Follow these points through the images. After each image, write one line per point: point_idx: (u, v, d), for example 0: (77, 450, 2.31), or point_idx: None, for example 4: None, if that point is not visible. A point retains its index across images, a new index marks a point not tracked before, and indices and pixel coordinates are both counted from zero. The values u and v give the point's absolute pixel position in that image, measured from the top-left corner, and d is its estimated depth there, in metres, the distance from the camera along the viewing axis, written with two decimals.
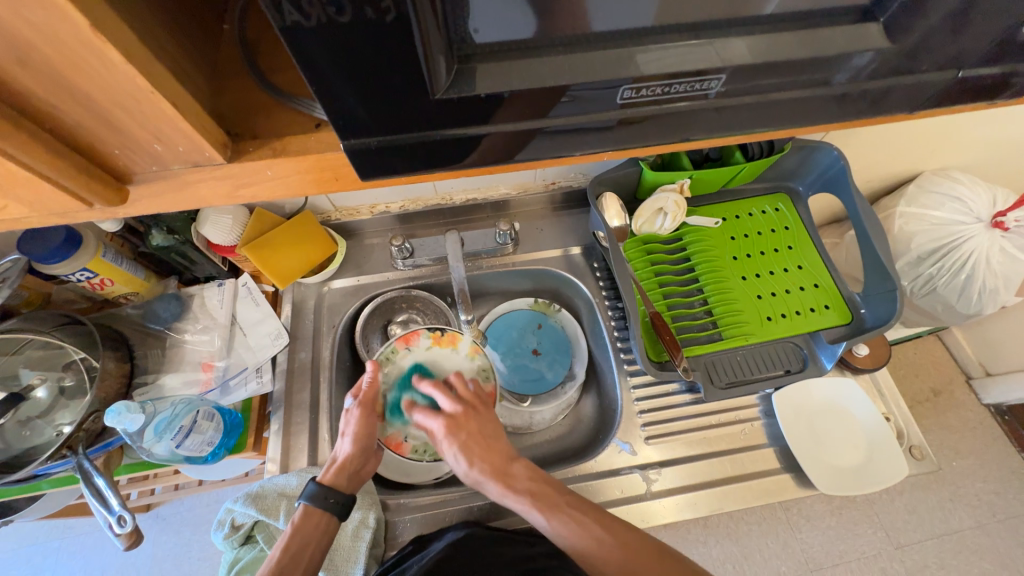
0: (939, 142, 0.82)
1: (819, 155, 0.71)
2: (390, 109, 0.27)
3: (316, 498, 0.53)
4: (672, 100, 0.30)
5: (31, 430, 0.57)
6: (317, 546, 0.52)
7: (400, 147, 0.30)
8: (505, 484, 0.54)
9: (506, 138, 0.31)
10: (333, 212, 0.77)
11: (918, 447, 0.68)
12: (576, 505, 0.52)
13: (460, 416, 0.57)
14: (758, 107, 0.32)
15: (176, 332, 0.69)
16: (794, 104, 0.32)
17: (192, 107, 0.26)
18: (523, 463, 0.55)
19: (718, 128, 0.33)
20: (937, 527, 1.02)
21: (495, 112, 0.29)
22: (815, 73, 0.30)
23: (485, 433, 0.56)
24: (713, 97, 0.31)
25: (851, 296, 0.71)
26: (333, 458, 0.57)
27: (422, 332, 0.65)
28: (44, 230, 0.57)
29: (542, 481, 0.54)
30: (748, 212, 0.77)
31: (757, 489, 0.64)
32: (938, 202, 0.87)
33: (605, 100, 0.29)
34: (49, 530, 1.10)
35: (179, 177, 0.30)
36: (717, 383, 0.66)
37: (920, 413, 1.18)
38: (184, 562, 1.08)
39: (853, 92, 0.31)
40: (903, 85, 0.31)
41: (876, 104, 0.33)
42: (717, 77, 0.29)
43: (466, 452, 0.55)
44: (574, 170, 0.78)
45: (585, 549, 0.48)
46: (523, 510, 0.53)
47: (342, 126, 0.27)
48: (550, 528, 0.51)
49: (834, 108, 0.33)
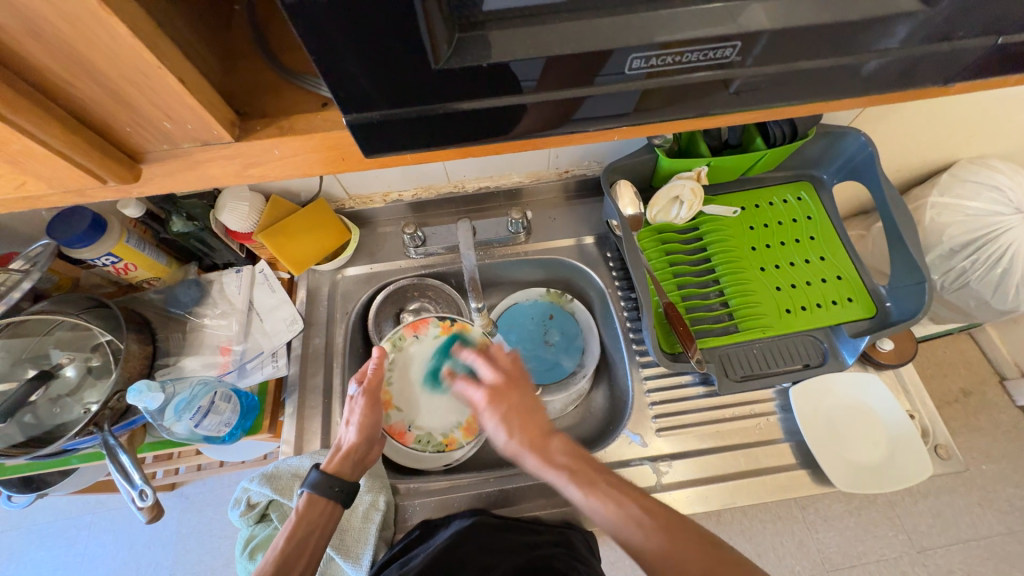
0: (977, 127, 0.77)
1: (845, 142, 0.68)
2: (395, 81, 0.27)
3: (321, 486, 0.54)
4: (684, 71, 0.29)
5: (61, 407, 0.60)
6: (322, 532, 0.53)
7: (405, 122, 0.29)
8: (544, 457, 0.51)
9: (514, 114, 0.30)
10: (347, 200, 0.78)
11: (944, 447, 0.65)
12: (616, 486, 0.48)
13: (502, 385, 0.56)
14: (775, 78, 0.31)
15: (195, 316, 0.71)
16: (813, 76, 0.31)
17: (199, 83, 0.27)
18: (562, 437, 0.52)
19: (733, 103, 0.32)
20: (962, 532, 0.98)
21: (500, 85, 0.28)
22: (836, 42, 0.29)
23: (527, 405, 0.54)
24: (728, 68, 0.29)
25: (876, 289, 0.68)
26: (338, 445, 0.58)
27: (430, 321, 0.71)
28: (71, 215, 0.59)
29: (582, 459, 0.50)
30: (768, 202, 0.74)
31: (771, 484, 0.63)
32: (974, 192, 0.83)
33: (612, 71, 0.28)
34: (82, 505, 1.16)
35: (190, 156, 0.30)
36: (732, 376, 0.65)
37: (948, 413, 1.14)
38: (206, 540, 1.12)
39: (879, 60, 0.30)
40: (933, 54, 0.29)
41: (905, 76, 0.31)
42: (733, 44, 0.28)
43: (507, 423, 0.53)
44: (588, 158, 0.77)
45: (629, 538, 0.44)
46: (560, 485, 0.49)
47: (346, 101, 0.27)
48: (586, 505, 0.47)
49: (858, 79, 0.31)
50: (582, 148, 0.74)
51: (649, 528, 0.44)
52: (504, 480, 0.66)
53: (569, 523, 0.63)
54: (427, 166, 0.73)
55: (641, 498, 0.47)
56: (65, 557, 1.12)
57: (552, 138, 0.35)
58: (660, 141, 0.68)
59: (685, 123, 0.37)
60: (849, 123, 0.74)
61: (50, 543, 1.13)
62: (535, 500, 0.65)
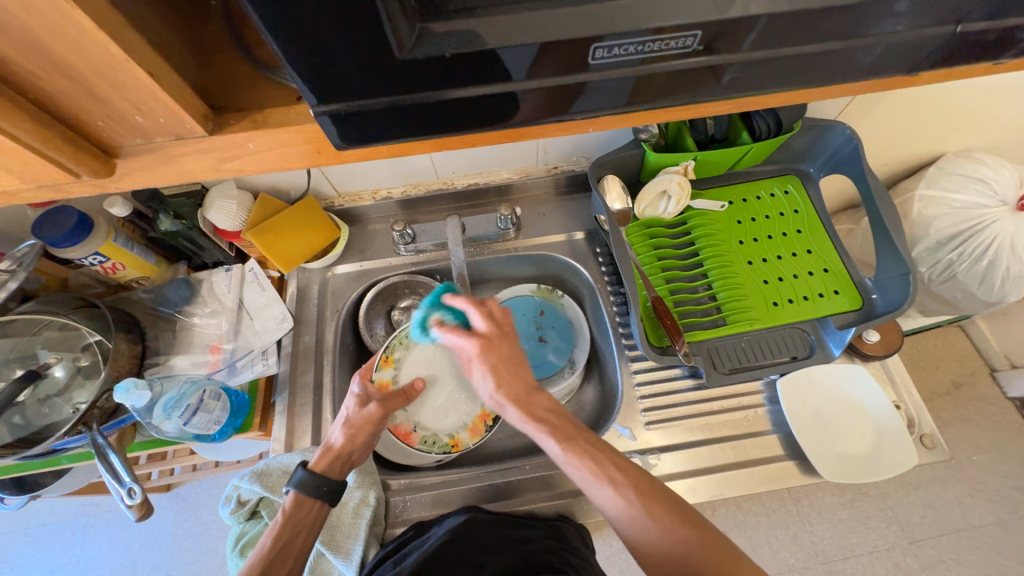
0: (961, 120, 0.78)
1: (830, 135, 0.69)
2: (361, 73, 0.27)
3: (309, 486, 0.54)
4: (647, 60, 0.30)
5: (50, 407, 0.60)
6: (308, 534, 0.53)
7: (374, 114, 0.29)
8: (525, 409, 0.52)
9: (483, 105, 0.31)
10: (336, 198, 0.78)
11: (930, 436, 0.66)
12: (594, 446, 0.49)
13: (493, 337, 0.55)
14: (743, 67, 0.31)
15: (185, 315, 0.71)
16: (780, 64, 0.31)
17: (170, 77, 0.27)
18: (546, 394, 0.54)
19: (702, 91, 0.32)
20: (953, 523, 0.99)
21: (467, 75, 0.28)
22: (799, 30, 0.29)
23: (515, 358, 0.54)
24: (693, 56, 0.30)
25: (862, 281, 0.68)
26: (325, 446, 0.58)
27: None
28: (56, 214, 0.59)
29: (562, 416, 0.52)
30: (756, 195, 0.75)
31: (759, 475, 0.63)
32: (960, 184, 0.83)
33: (577, 61, 0.29)
34: (77, 507, 1.16)
35: (165, 150, 0.31)
36: (720, 369, 0.65)
37: (939, 405, 1.14)
38: (202, 541, 1.12)
39: (841, 48, 0.30)
40: (893, 41, 0.30)
41: (870, 63, 0.32)
42: (693, 34, 0.28)
43: (493, 375, 0.53)
44: (576, 153, 0.77)
45: (600, 497, 0.46)
46: (537, 436, 0.51)
47: (315, 92, 0.28)
48: (560, 457, 0.49)
49: (824, 65, 0.31)
50: (570, 143, 0.74)
51: (625, 495, 0.45)
52: (495, 474, 0.66)
53: (562, 516, 0.63)
54: (416, 163, 0.73)
55: (626, 470, 0.47)
56: (61, 559, 1.11)
57: (527, 131, 0.36)
58: (648, 136, 0.69)
59: (661, 114, 0.37)
60: (835, 116, 0.74)
61: (46, 545, 1.13)
62: (525, 494, 0.65)
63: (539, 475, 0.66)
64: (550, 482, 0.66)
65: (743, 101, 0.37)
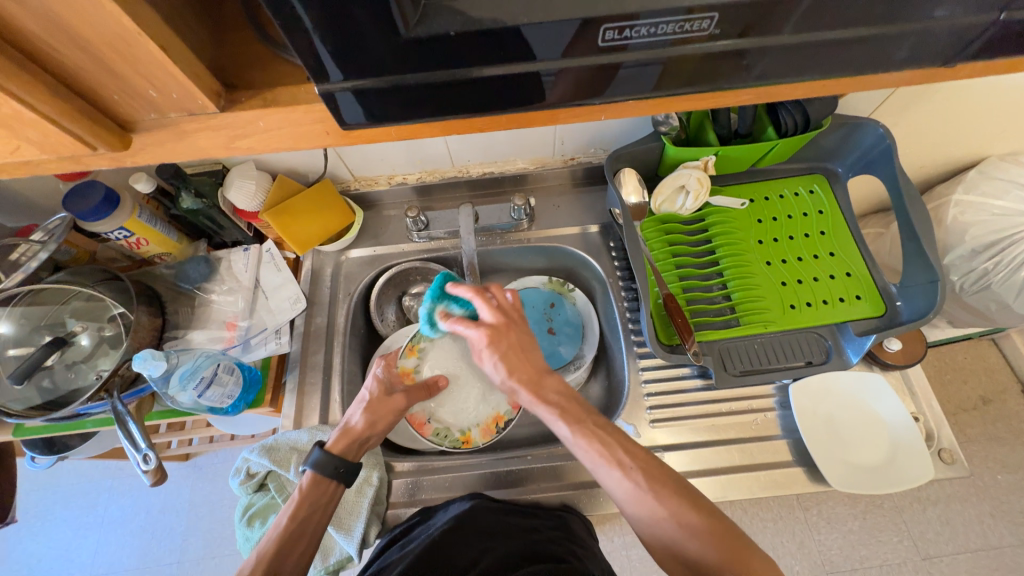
0: (1008, 122, 0.73)
1: (862, 133, 0.65)
2: (365, 54, 0.27)
3: (326, 467, 0.55)
4: (658, 44, 0.29)
5: (76, 372, 0.62)
6: (323, 515, 0.54)
7: (380, 93, 0.29)
8: (536, 392, 0.52)
9: (491, 88, 0.30)
10: (352, 182, 0.79)
11: (949, 451, 0.63)
12: (603, 428, 0.49)
13: (502, 325, 0.54)
14: (763, 54, 0.30)
15: (204, 292, 0.73)
16: (803, 51, 0.30)
17: (180, 51, 0.27)
18: (556, 377, 0.54)
19: (718, 79, 0.31)
20: (971, 542, 0.96)
21: (472, 56, 0.28)
22: (824, 15, 0.28)
23: (525, 344, 0.55)
24: (708, 41, 0.29)
25: (886, 287, 0.66)
26: (345, 427, 0.59)
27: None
28: (84, 188, 0.61)
29: (573, 399, 0.52)
30: (778, 194, 0.72)
31: (765, 480, 0.62)
32: (1002, 190, 0.79)
33: (583, 44, 0.28)
34: (103, 470, 1.22)
35: (177, 126, 0.31)
36: (730, 370, 0.64)
37: (964, 421, 1.10)
38: (217, 510, 1.16)
39: (869, 36, 0.29)
40: (929, 29, 0.28)
41: (902, 52, 0.30)
42: (708, 16, 0.27)
43: (505, 362, 0.53)
44: (594, 145, 0.76)
45: (610, 480, 0.47)
46: (549, 420, 0.51)
47: (318, 71, 0.28)
48: (570, 440, 0.49)
49: (850, 53, 0.30)
50: (588, 134, 0.73)
51: (632, 477, 0.45)
52: (499, 462, 0.67)
53: (567, 507, 0.63)
54: (432, 149, 0.73)
55: (633, 452, 0.47)
56: (86, 518, 1.18)
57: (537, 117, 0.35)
58: (667, 129, 0.68)
59: (676, 104, 0.36)
60: (868, 113, 0.71)
61: (73, 504, 1.19)
62: (527, 484, 0.65)
63: (542, 466, 0.66)
64: (552, 473, 0.66)
65: (764, 92, 0.36)
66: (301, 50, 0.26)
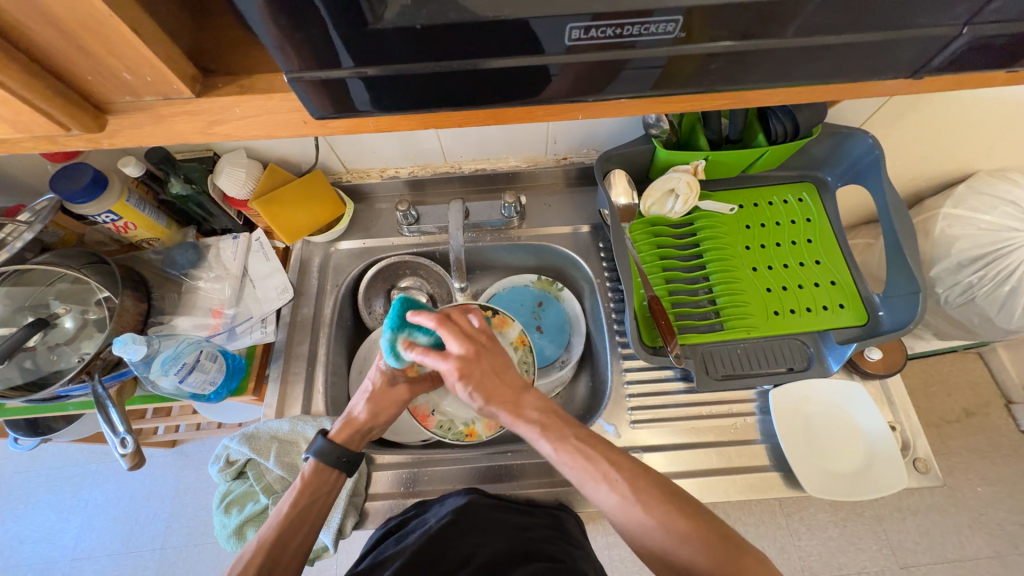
0: (997, 137, 0.73)
1: (851, 143, 0.66)
2: (335, 43, 0.27)
3: (330, 455, 0.54)
4: (628, 45, 0.29)
5: (58, 354, 0.62)
6: (325, 501, 0.53)
7: (353, 82, 0.29)
8: (516, 413, 0.51)
9: (463, 82, 0.30)
10: (344, 173, 0.79)
11: (923, 460, 0.64)
12: (588, 440, 0.49)
13: (472, 354, 0.53)
14: (730, 59, 0.30)
15: (191, 278, 0.73)
16: (771, 56, 0.30)
17: (155, 34, 0.28)
18: (534, 394, 0.53)
19: (688, 82, 0.32)
20: (949, 552, 0.97)
21: (443, 51, 0.28)
22: (785, 25, 0.28)
23: (498, 366, 0.53)
24: (676, 43, 0.29)
25: (869, 297, 0.66)
26: (348, 417, 0.58)
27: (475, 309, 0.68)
28: (73, 170, 0.61)
29: (553, 413, 0.51)
30: (767, 201, 0.73)
31: (741, 484, 0.63)
32: (989, 205, 0.80)
33: (553, 41, 0.28)
34: (88, 454, 1.22)
35: (153, 109, 0.32)
36: (712, 374, 0.64)
37: (948, 433, 1.10)
38: (203, 498, 1.16)
39: (835, 46, 0.29)
40: (897, 40, 0.29)
41: (871, 62, 0.30)
42: (674, 19, 0.27)
43: (481, 389, 0.52)
44: (586, 145, 0.76)
45: (597, 494, 0.46)
46: (532, 439, 0.50)
47: (290, 57, 0.27)
48: (553, 458, 0.49)
49: (817, 63, 0.30)
50: (580, 134, 0.73)
51: (618, 489, 0.45)
52: (483, 458, 0.67)
53: (561, 504, 0.64)
54: (424, 144, 0.73)
55: (621, 465, 0.47)
56: (69, 502, 1.18)
57: (514, 113, 0.35)
58: (658, 132, 0.68)
59: (653, 106, 0.36)
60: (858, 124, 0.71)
61: (57, 487, 1.19)
62: (505, 480, 0.66)
63: (520, 462, 0.67)
64: (530, 470, 0.66)
65: (742, 98, 0.36)
66: (265, 38, 0.26)
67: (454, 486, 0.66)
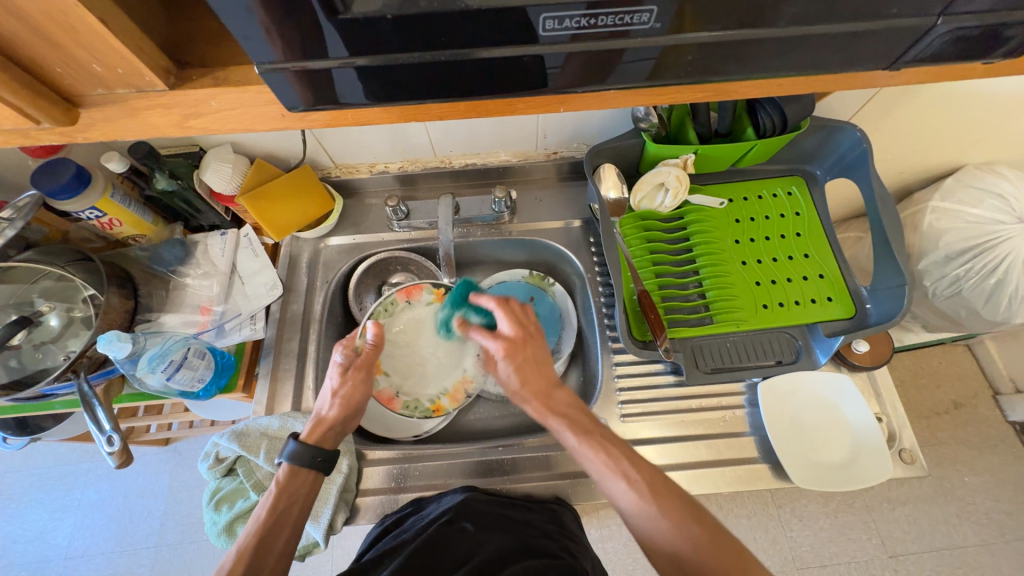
0: (985, 130, 0.74)
1: (839, 137, 0.66)
2: (304, 33, 0.26)
3: (303, 457, 0.53)
4: (602, 36, 0.28)
5: (44, 353, 0.61)
6: (303, 504, 0.53)
7: (327, 73, 0.29)
8: (545, 404, 0.53)
9: (442, 73, 0.30)
10: (333, 168, 0.78)
11: (909, 451, 0.65)
12: (610, 440, 0.50)
13: (519, 338, 0.57)
14: (706, 49, 0.30)
15: (179, 275, 0.72)
16: (745, 48, 0.30)
17: (123, 25, 0.27)
18: (566, 390, 0.55)
19: (662, 75, 0.32)
20: (937, 541, 0.98)
21: (416, 42, 0.28)
22: (758, 16, 0.28)
23: (540, 358, 0.56)
24: (651, 34, 0.29)
25: (857, 290, 0.67)
26: (319, 416, 0.58)
27: (425, 287, 0.73)
28: (55, 166, 0.60)
29: (582, 411, 0.53)
30: (757, 195, 0.73)
31: (730, 476, 0.63)
32: (976, 198, 0.81)
33: (528, 31, 0.28)
34: (80, 454, 1.21)
35: (126, 102, 0.32)
36: (702, 367, 0.64)
37: (937, 424, 1.11)
38: (197, 496, 1.16)
39: (810, 35, 0.29)
40: (873, 31, 0.29)
41: (847, 52, 0.30)
42: (649, 9, 0.27)
43: (519, 373, 0.55)
44: (576, 140, 0.76)
45: (615, 492, 0.47)
46: (557, 430, 0.52)
47: (260, 49, 0.27)
48: (578, 451, 0.50)
49: (794, 53, 0.30)
50: (570, 128, 0.73)
51: (638, 489, 0.46)
52: (475, 452, 0.67)
53: (560, 499, 0.64)
54: (414, 139, 0.73)
55: (640, 466, 0.47)
56: (62, 501, 1.17)
57: (496, 105, 0.35)
58: (647, 126, 0.67)
59: (633, 99, 0.36)
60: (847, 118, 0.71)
61: (49, 487, 1.18)
62: (496, 476, 0.66)
63: (511, 457, 0.67)
64: (521, 464, 0.66)
65: (723, 90, 0.36)
66: (236, 32, 0.26)
67: (445, 480, 0.66)
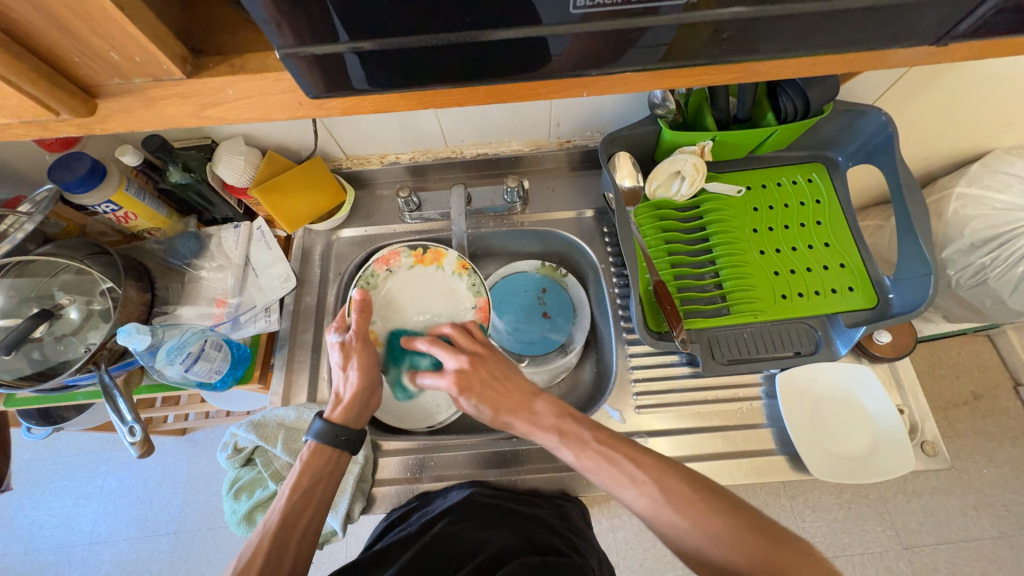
0: (1018, 111, 0.71)
1: (864, 122, 0.64)
2: (321, 15, 0.25)
3: (327, 435, 0.54)
4: (635, 11, 0.27)
5: (66, 345, 0.62)
6: (329, 482, 0.53)
7: (345, 58, 0.28)
8: (531, 421, 0.54)
9: (463, 55, 0.29)
10: (344, 160, 0.78)
11: (931, 443, 0.63)
12: (609, 444, 0.50)
13: (468, 366, 0.58)
14: (742, 24, 0.28)
15: (194, 268, 0.73)
16: (779, 24, 0.29)
17: (139, 11, 0.27)
18: (545, 398, 0.55)
19: (692, 55, 0.31)
20: (953, 533, 0.97)
21: (435, 21, 0.27)
22: None
23: (496, 376, 0.57)
24: (687, 10, 0.27)
25: (879, 278, 0.65)
26: (338, 397, 0.58)
27: (402, 252, 0.73)
28: (70, 159, 0.60)
29: (569, 417, 0.53)
30: (776, 182, 0.71)
31: (746, 467, 0.63)
32: (1005, 184, 0.78)
33: (557, 8, 0.27)
34: (101, 443, 1.24)
35: (143, 92, 0.31)
36: (718, 359, 0.63)
37: (954, 415, 1.09)
38: (213, 483, 1.18)
39: (853, 8, 0.28)
40: (918, 2, 0.27)
41: (890, 24, 0.29)
42: None
43: (484, 400, 0.56)
44: (590, 128, 0.75)
45: (625, 497, 0.47)
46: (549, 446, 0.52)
47: (277, 31, 0.26)
48: (577, 464, 0.50)
49: (833, 27, 0.29)
50: (584, 115, 0.71)
51: (647, 492, 0.45)
52: (489, 444, 0.66)
53: (565, 494, 0.64)
54: (424, 128, 0.72)
55: (646, 465, 0.47)
56: (85, 488, 1.20)
57: (517, 88, 0.34)
58: (664, 112, 0.66)
59: (659, 80, 0.34)
60: (873, 101, 0.69)
61: (73, 474, 1.22)
62: (511, 468, 0.65)
63: (526, 449, 0.66)
64: (534, 455, 0.66)
65: (753, 71, 0.34)
66: (253, 14, 0.25)
67: (459, 472, 0.66)
